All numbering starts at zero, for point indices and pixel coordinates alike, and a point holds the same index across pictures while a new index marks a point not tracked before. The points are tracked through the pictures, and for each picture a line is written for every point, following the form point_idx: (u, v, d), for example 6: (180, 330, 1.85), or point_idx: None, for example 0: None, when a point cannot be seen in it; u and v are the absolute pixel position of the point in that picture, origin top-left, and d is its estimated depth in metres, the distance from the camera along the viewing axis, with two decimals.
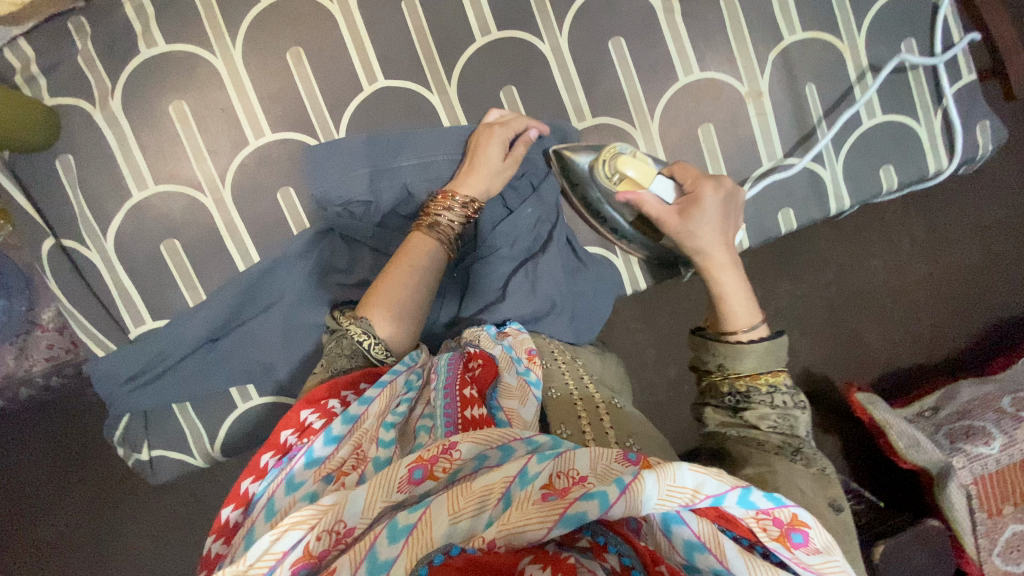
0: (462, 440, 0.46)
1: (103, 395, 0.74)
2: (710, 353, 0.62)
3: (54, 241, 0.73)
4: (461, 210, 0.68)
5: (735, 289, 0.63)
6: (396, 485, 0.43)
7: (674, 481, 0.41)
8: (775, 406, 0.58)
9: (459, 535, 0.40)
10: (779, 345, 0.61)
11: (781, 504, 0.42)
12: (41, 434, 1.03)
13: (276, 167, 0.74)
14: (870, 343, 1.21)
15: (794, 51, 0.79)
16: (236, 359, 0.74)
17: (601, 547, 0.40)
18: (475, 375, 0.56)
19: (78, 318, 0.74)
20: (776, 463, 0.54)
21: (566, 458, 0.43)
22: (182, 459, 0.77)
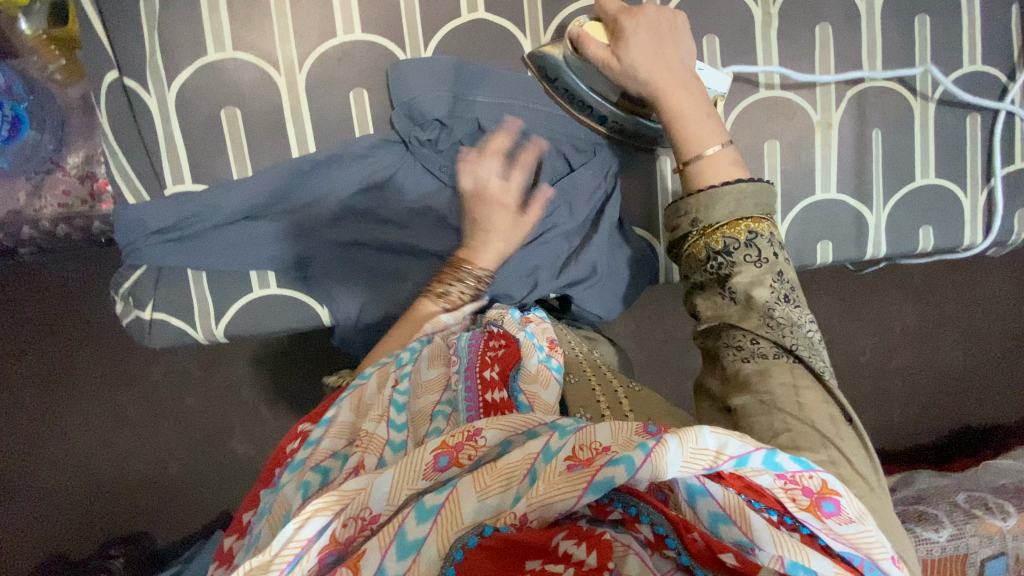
0: (488, 427, 0.45)
1: (122, 241, 0.71)
2: (681, 215, 0.61)
3: (117, 76, 0.72)
4: (473, 284, 0.68)
5: (693, 108, 0.62)
6: (420, 471, 0.42)
7: (696, 445, 0.40)
8: (761, 264, 0.57)
9: (487, 512, 0.40)
10: (755, 190, 0.59)
11: (810, 471, 0.41)
12: (69, 272, 1.11)
13: (357, 66, 0.74)
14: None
15: (869, 96, 0.82)
16: (269, 244, 0.74)
17: (633, 519, 0.40)
18: (497, 355, 0.55)
19: (120, 160, 0.72)
20: (778, 390, 0.51)
21: (587, 431, 0.42)
22: (182, 328, 0.75)
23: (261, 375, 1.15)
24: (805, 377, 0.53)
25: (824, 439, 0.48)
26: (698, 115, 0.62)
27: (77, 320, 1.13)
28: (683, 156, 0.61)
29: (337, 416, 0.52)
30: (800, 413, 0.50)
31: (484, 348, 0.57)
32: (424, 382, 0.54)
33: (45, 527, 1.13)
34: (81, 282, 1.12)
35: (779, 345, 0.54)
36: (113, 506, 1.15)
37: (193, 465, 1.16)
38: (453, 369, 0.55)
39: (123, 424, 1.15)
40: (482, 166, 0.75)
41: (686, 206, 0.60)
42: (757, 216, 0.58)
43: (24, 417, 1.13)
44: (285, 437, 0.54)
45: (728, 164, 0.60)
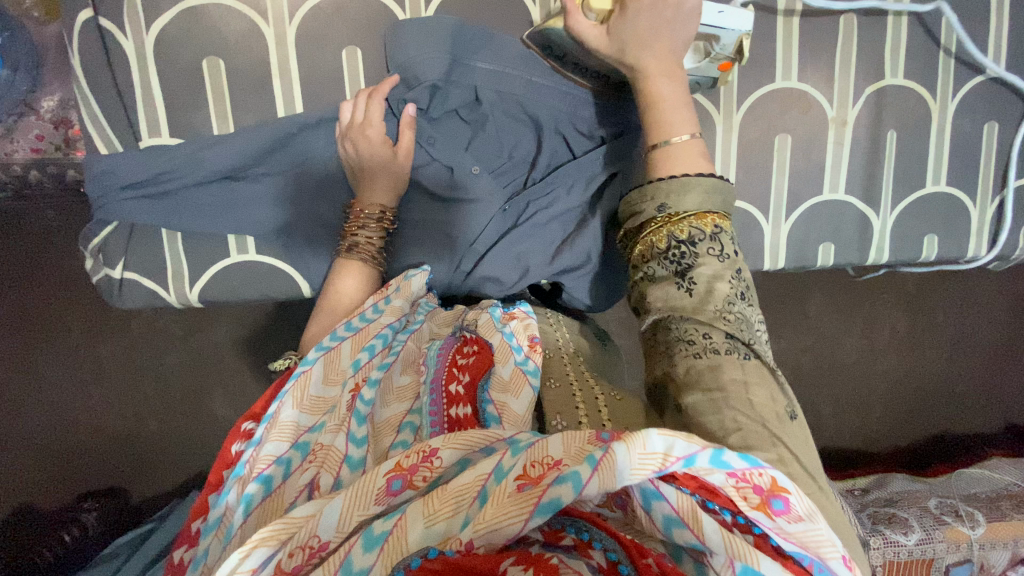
0: (444, 446, 0.42)
1: (93, 195, 0.68)
2: (649, 201, 0.57)
3: (91, 15, 0.66)
4: (377, 225, 0.67)
5: (671, 94, 0.60)
6: (373, 497, 0.40)
7: (644, 450, 0.37)
8: (722, 260, 0.54)
9: (434, 536, 0.38)
10: (721, 186, 0.57)
11: (759, 468, 0.38)
12: (47, 221, 1.08)
13: (351, 22, 0.69)
14: (823, 415, 1.24)
15: (889, 93, 0.79)
16: (248, 208, 0.70)
17: (585, 544, 0.38)
18: (467, 364, 0.54)
19: (92, 107, 0.68)
20: (729, 387, 0.48)
21: (540, 445, 0.40)
22: (155, 291, 0.72)
23: (241, 340, 1.12)
24: (754, 373, 0.50)
25: (773, 437, 0.46)
26: (673, 103, 0.60)
27: (52, 270, 1.09)
28: (651, 139, 0.59)
29: (279, 413, 0.48)
30: (749, 411, 0.47)
31: (455, 355, 0.56)
32: (395, 389, 0.52)
33: (11, 480, 1.11)
34: (60, 230, 1.08)
35: (732, 337, 0.51)
36: (82, 461, 1.13)
37: (167, 426, 1.14)
38: (423, 378, 0.53)
39: (97, 381, 1.12)
40: (476, 141, 0.71)
41: (656, 190, 0.56)
42: (718, 213, 0.56)
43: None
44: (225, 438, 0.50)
45: (691, 157, 0.58)
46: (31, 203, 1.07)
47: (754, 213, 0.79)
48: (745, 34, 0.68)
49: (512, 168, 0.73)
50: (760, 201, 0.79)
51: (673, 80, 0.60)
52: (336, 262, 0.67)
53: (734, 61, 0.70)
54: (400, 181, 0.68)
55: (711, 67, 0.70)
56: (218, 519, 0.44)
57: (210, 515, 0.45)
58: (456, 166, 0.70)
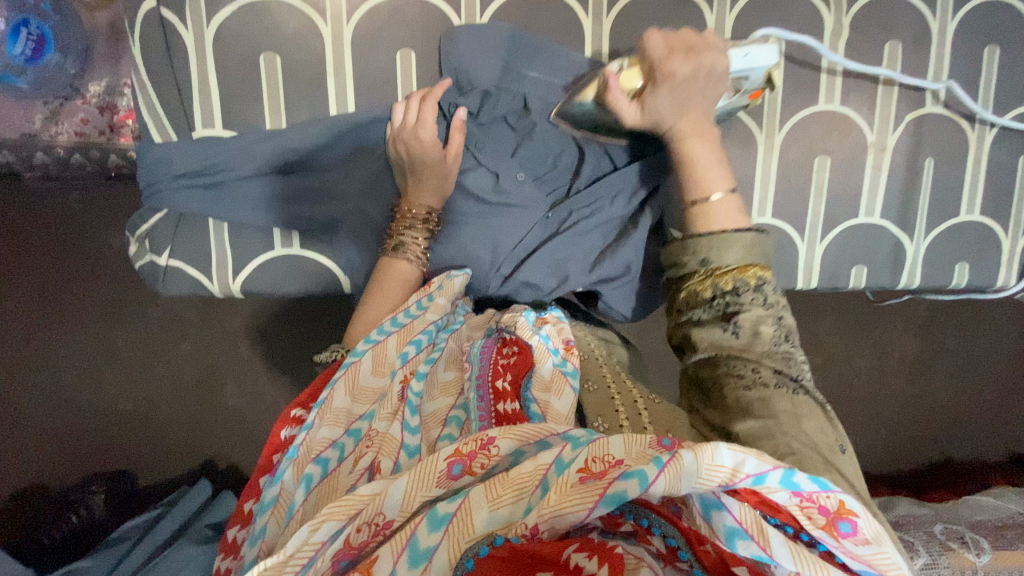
0: (501, 436, 0.42)
1: (146, 182, 0.69)
2: (689, 252, 0.58)
3: (154, 6, 0.67)
4: (423, 225, 0.67)
5: (706, 156, 0.61)
6: (434, 480, 0.41)
7: (712, 461, 0.38)
8: (766, 306, 0.54)
9: (498, 521, 0.38)
10: (760, 240, 0.57)
11: (828, 491, 0.38)
12: (83, 205, 1.08)
13: (407, 25, 0.70)
14: None
15: (927, 122, 0.80)
16: (297, 202, 0.71)
17: (645, 532, 0.39)
18: (510, 363, 0.52)
19: (149, 96, 0.69)
20: (781, 416, 0.48)
21: (600, 442, 0.40)
22: (198, 279, 0.73)
23: (263, 331, 1.13)
24: (806, 407, 0.49)
25: (827, 463, 0.45)
26: (710, 162, 0.61)
27: (83, 253, 1.10)
28: (687, 198, 0.61)
29: (331, 399, 0.49)
30: (804, 438, 0.47)
31: (496, 355, 0.54)
32: (440, 383, 0.52)
33: (27, 461, 1.11)
34: (94, 213, 1.09)
35: (781, 374, 0.51)
36: (102, 444, 1.13)
37: (188, 413, 1.15)
38: (468, 373, 0.52)
39: (119, 364, 1.13)
40: (522, 147, 0.72)
41: (694, 245, 0.58)
42: (761, 263, 0.57)
43: (19, 345, 1.11)
44: (275, 423, 0.50)
45: (729, 212, 0.59)
46: (70, 187, 1.08)
47: (790, 232, 0.80)
48: (773, 66, 0.68)
49: (555, 176, 0.73)
50: (797, 220, 0.80)
51: (707, 140, 0.62)
52: (380, 260, 0.67)
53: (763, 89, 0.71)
54: (446, 183, 0.69)
55: (742, 99, 0.70)
56: (274, 499, 0.45)
57: (264, 496, 0.45)
58: (501, 172, 0.71)
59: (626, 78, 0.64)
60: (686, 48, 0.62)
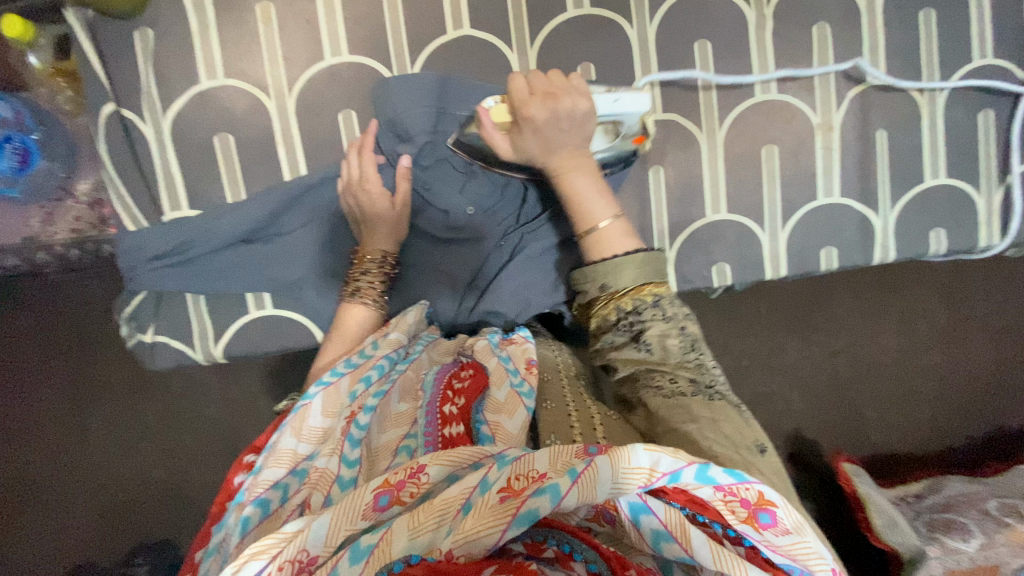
0: (431, 463, 0.44)
1: (126, 268, 0.74)
2: (589, 279, 0.58)
3: (115, 107, 0.73)
4: (380, 268, 0.71)
5: (587, 189, 0.61)
6: (360, 512, 0.42)
7: (628, 464, 0.40)
8: (668, 320, 0.55)
9: (418, 549, 0.39)
10: (655, 257, 0.58)
11: (745, 483, 0.40)
12: (92, 293, 1.16)
13: (345, 88, 0.74)
14: (869, 421, 1.19)
15: (872, 95, 0.79)
16: (264, 266, 0.75)
17: (565, 556, 0.39)
18: (461, 390, 0.56)
19: (119, 189, 0.74)
20: (702, 420, 0.50)
21: (526, 459, 0.42)
22: (183, 349, 0.77)
23: (269, 389, 1.17)
24: (724, 412, 0.51)
25: (751, 465, 0.47)
26: (593, 194, 0.61)
27: (97, 338, 1.17)
28: (579, 227, 0.61)
29: (279, 442, 0.51)
30: (729, 442, 0.48)
31: (451, 379, 0.58)
32: (392, 416, 0.54)
33: (65, 541, 1.17)
34: (102, 300, 1.16)
35: (696, 383, 0.53)
36: (131, 518, 1.18)
37: (209, 477, 1.19)
38: (422, 403, 0.55)
39: (140, 438, 1.18)
40: (470, 183, 0.74)
41: (593, 273, 0.58)
42: (659, 279, 0.57)
43: (49, 434, 1.17)
44: (230, 470, 0.53)
45: (620, 237, 0.59)
46: (77, 278, 1.15)
47: (750, 224, 0.80)
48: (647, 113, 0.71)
49: (505, 205, 0.75)
50: (755, 211, 0.80)
51: (586, 172, 0.62)
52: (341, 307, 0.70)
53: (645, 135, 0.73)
54: (399, 229, 0.72)
55: (625, 142, 0.72)
56: (219, 544, 0.47)
57: (212, 541, 0.47)
58: (453, 213, 0.75)
59: (498, 114, 0.64)
60: (543, 92, 0.62)
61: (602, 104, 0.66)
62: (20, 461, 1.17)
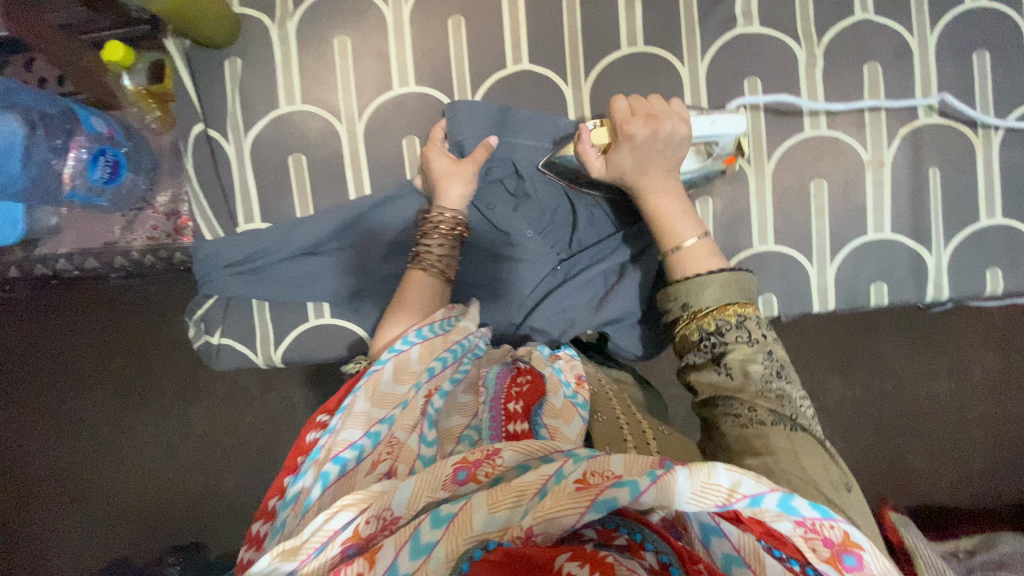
0: (505, 447, 0.47)
1: (201, 272, 0.79)
2: (671, 299, 0.62)
3: (202, 127, 0.81)
4: (440, 236, 0.71)
5: (672, 210, 0.66)
6: (440, 483, 0.45)
7: (709, 480, 0.41)
8: (753, 344, 0.57)
9: (495, 525, 0.41)
10: (739, 277, 0.60)
11: (830, 521, 0.41)
12: (154, 296, 1.23)
13: (410, 116, 0.80)
14: (914, 466, 1.14)
15: (924, 133, 0.79)
16: (327, 279, 0.80)
17: (638, 545, 0.41)
18: (522, 391, 0.58)
19: (201, 202, 0.81)
20: (779, 452, 0.50)
21: (602, 458, 0.43)
22: (246, 353, 0.82)
23: (312, 398, 1.21)
24: (805, 443, 0.52)
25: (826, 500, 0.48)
26: (679, 214, 0.66)
27: (157, 340, 1.24)
28: (664, 246, 0.65)
29: (353, 405, 0.54)
30: (804, 476, 0.49)
31: (510, 383, 0.60)
32: (457, 404, 0.57)
33: (113, 529, 1.23)
34: (165, 304, 1.23)
35: (778, 412, 0.53)
36: (174, 513, 1.23)
37: (247, 478, 1.23)
38: (483, 398, 0.58)
39: (187, 435, 1.24)
40: (522, 208, 0.78)
41: (677, 290, 0.61)
42: (741, 300, 0.59)
43: (107, 429, 1.25)
44: (302, 429, 0.55)
45: (705, 256, 0.62)
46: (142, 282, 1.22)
47: (798, 257, 0.80)
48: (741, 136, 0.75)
49: (555, 229, 0.79)
50: (803, 245, 0.80)
51: (671, 194, 0.67)
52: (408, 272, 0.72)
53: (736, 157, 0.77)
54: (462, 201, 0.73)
55: (717, 163, 0.75)
56: (300, 494, 0.49)
57: (288, 492, 0.49)
58: (513, 234, 0.77)
59: (598, 135, 0.71)
60: (645, 114, 0.69)
61: (699, 125, 0.73)
62: (81, 454, 1.25)
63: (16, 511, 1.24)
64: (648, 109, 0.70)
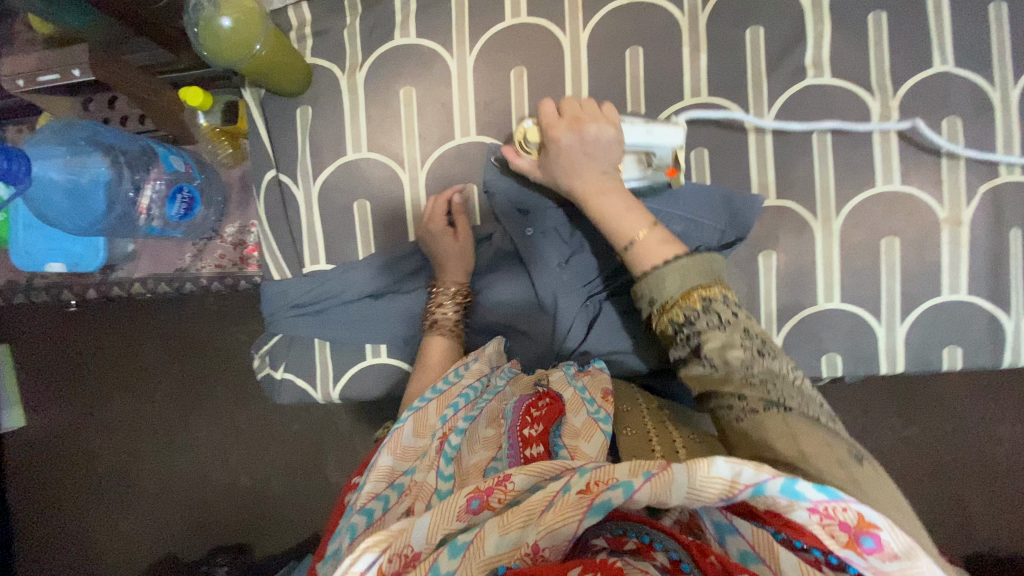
0: (516, 472, 0.47)
1: (269, 312, 0.84)
2: (638, 297, 0.60)
3: (274, 173, 0.85)
4: (451, 299, 0.77)
5: (616, 208, 0.64)
6: (455, 513, 0.45)
7: (708, 473, 0.41)
8: (726, 327, 0.54)
9: (507, 546, 0.41)
10: (698, 259, 0.57)
11: (842, 503, 0.39)
12: (214, 313, 1.27)
13: (471, 163, 0.82)
14: (981, 526, 1.08)
15: (1005, 191, 0.76)
16: (387, 321, 0.82)
17: (648, 547, 0.42)
18: (540, 414, 0.59)
19: (270, 243, 0.85)
20: (776, 445, 0.48)
21: (604, 469, 0.43)
22: (306, 388, 0.85)
23: (360, 420, 1.24)
24: (804, 427, 0.49)
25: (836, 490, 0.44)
26: (620, 211, 0.64)
27: (214, 358, 1.29)
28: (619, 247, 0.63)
29: (378, 460, 0.57)
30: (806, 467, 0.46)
31: (529, 407, 0.61)
32: (480, 439, 0.59)
33: (171, 535, 1.31)
34: (223, 325, 1.28)
35: (769, 398, 0.51)
36: (227, 524, 1.29)
37: (297, 493, 1.28)
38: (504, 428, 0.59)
39: (241, 449, 1.29)
40: (572, 260, 0.76)
41: (640, 289, 0.59)
42: (706, 281, 0.56)
43: (167, 441, 1.31)
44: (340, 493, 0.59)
45: (656, 247, 0.60)
46: (200, 299, 1.27)
47: (864, 315, 0.77)
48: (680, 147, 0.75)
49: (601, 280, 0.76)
50: (870, 303, 0.77)
51: (616, 194, 0.66)
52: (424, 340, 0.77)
53: (678, 169, 0.75)
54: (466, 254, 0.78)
55: (658, 174, 0.74)
56: (334, 552, 0.50)
57: (327, 554, 0.51)
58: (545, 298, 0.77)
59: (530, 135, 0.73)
60: (573, 117, 0.70)
61: (632, 132, 0.72)
62: (144, 462, 1.32)
63: (82, 512, 1.33)
64: (576, 110, 0.71)
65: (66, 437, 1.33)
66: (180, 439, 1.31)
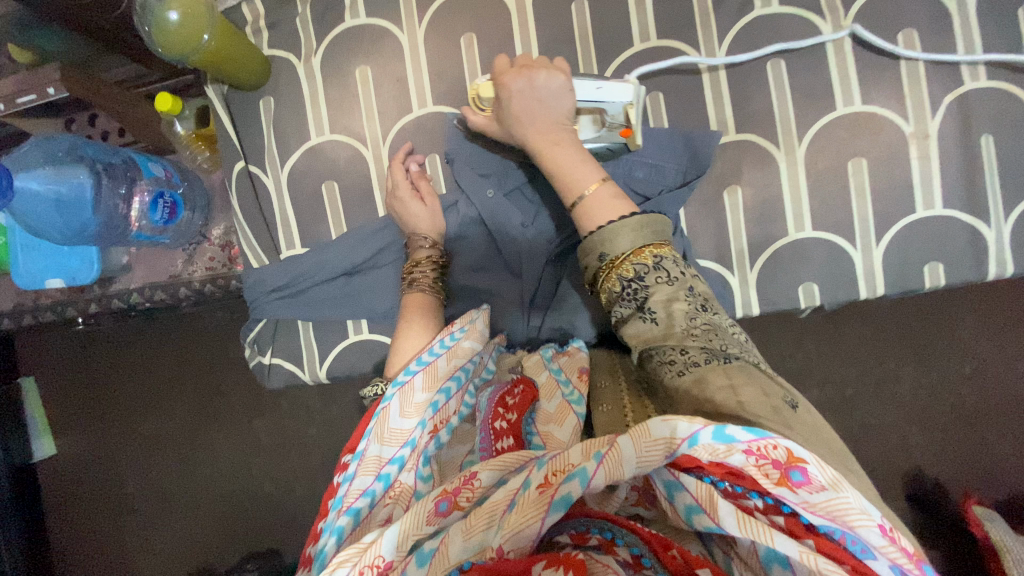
0: (482, 469, 0.49)
1: (250, 299, 0.86)
2: (588, 257, 0.59)
3: (243, 164, 0.87)
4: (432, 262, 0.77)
5: (571, 160, 0.63)
6: (425, 518, 0.46)
7: (649, 438, 0.43)
8: (673, 283, 0.54)
9: (473, 549, 0.43)
10: (651, 219, 0.57)
11: (770, 441, 0.41)
12: (218, 323, 1.31)
13: (430, 134, 0.83)
14: (1004, 459, 1.04)
15: (972, 98, 0.74)
16: (363, 297, 0.83)
17: (610, 543, 0.45)
18: (514, 402, 0.62)
19: (247, 233, 0.88)
20: (717, 395, 0.48)
21: (562, 455, 0.45)
22: (293, 371, 0.87)
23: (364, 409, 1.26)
24: (742, 375, 0.49)
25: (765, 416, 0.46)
26: (575, 164, 0.63)
27: (217, 362, 1.32)
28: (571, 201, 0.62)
29: (366, 449, 0.57)
30: (742, 411, 0.46)
31: (503, 396, 0.64)
32: (458, 434, 0.63)
33: (194, 540, 1.34)
34: (226, 330, 1.31)
35: (709, 350, 0.51)
36: (247, 523, 1.32)
37: (312, 487, 1.30)
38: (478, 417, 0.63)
39: (259, 453, 1.32)
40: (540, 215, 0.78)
41: (590, 246, 0.58)
42: (656, 242, 0.56)
43: (183, 448, 1.35)
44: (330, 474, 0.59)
45: (610, 202, 0.59)
46: (204, 312, 1.31)
47: (838, 242, 0.76)
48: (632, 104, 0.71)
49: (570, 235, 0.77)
50: (842, 228, 0.76)
51: (567, 145, 0.65)
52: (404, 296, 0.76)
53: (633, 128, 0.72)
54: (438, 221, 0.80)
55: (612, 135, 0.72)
56: (321, 548, 0.51)
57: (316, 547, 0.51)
58: (511, 262, 0.79)
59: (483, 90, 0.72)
60: (522, 68, 0.69)
61: (582, 89, 0.70)
62: (163, 471, 1.36)
63: (111, 524, 1.38)
64: (527, 63, 0.70)
65: (88, 454, 1.38)
66: (194, 443, 1.35)
